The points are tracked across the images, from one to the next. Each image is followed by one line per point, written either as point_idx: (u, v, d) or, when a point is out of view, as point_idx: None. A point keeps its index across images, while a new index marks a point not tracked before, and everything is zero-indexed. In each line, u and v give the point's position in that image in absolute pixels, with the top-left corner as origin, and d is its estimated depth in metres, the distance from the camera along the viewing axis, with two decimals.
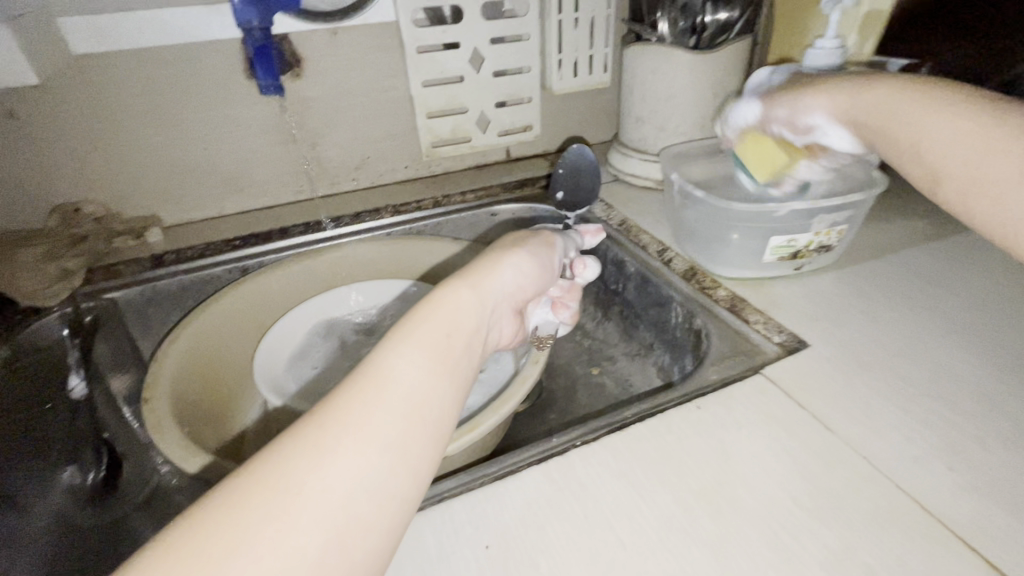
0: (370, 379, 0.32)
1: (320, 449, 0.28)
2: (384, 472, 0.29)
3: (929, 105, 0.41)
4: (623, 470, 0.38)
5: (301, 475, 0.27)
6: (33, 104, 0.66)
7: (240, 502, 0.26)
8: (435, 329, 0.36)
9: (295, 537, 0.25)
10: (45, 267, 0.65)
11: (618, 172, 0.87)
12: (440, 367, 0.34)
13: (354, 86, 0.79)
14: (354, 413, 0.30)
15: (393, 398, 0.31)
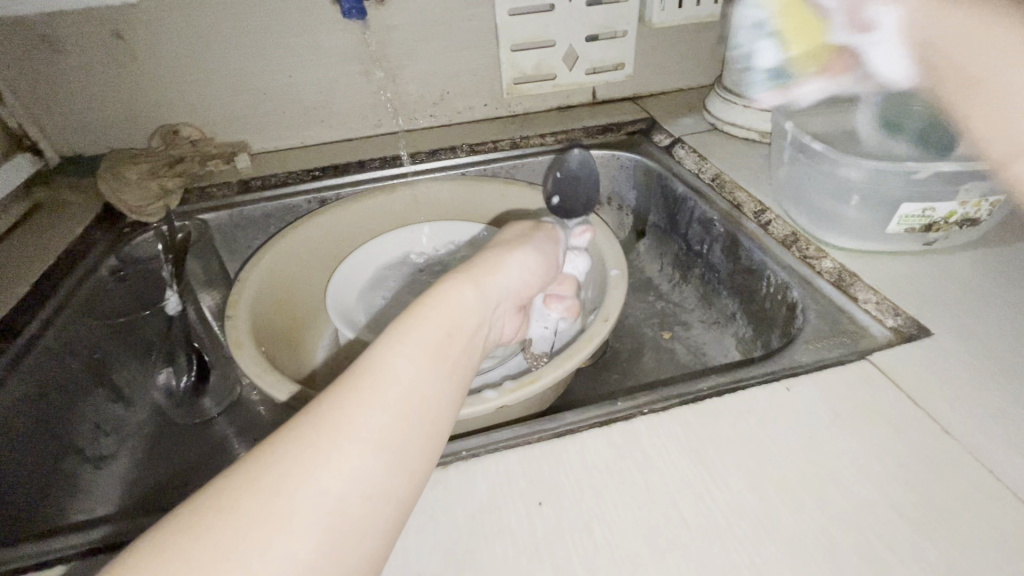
0: (365, 378, 0.31)
1: (312, 452, 0.27)
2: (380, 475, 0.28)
3: (1016, 60, 0.36)
4: (693, 446, 0.35)
5: (295, 478, 0.26)
6: (136, 25, 0.69)
7: (230, 504, 0.25)
8: (435, 325, 0.35)
9: (286, 542, 0.25)
10: (146, 185, 0.70)
11: (717, 121, 0.77)
12: (437, 364, 0.33)
13: (437, 14, 0.75)
14: (350, 413, 0.29)
15: (389, 398, 0.30)
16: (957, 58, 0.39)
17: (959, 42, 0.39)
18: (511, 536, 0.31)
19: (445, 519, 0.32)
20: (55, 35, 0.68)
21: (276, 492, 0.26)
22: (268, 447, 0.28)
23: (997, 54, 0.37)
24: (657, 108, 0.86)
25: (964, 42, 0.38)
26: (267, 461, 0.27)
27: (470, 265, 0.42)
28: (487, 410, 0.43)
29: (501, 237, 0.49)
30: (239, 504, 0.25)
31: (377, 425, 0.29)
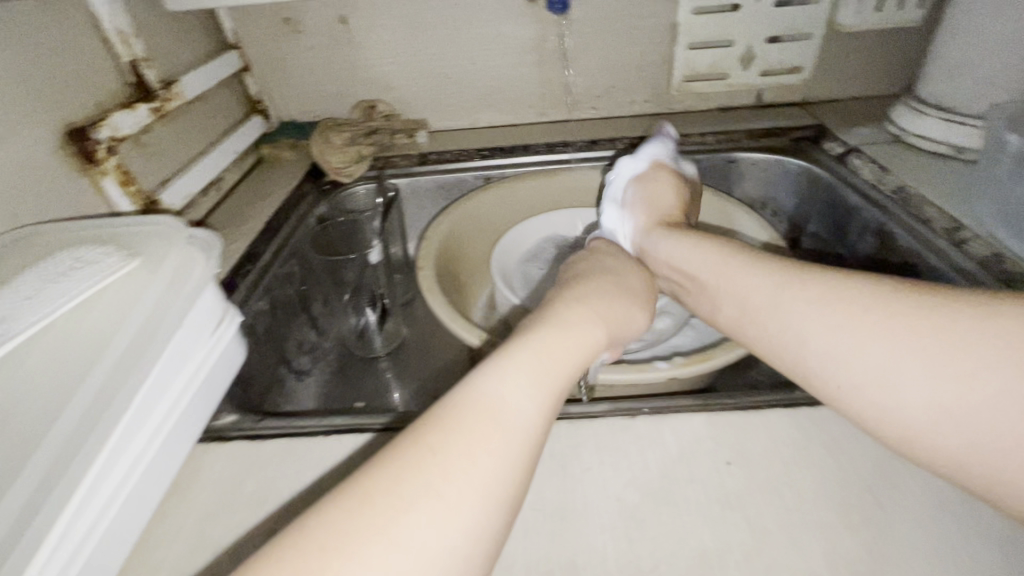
0: (484, 410, 0.31)
1: (430, 497, 0.27)
2: (491, 507, 0.28)
3: (792, 299, 0.38)
4: (884, 441, 0.36)
5: (415, 524, 0.26)
6: (358, 13, 0.79)
7: (357, 532, 0.25)
8: (550, 362, 0.34)
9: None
10: (346, 150, 0.79)
11: (903, 133, 0.73)
12: (546, 410, 0.33)
13: (618, 11, 0.78)
14: (469, 452, 0.29)
15: (502, 427, 0.30)
16: (722, 276, 0.44)
17: (731, 279, 0.42)
18: (702, 484, 0.34)
19: (637, 458, 0.36)
20: (295, 18, 0.80)
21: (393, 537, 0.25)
22: (381, 485, 0.27)
23: (800, 306, 0.38)
24: (829, 115, 0.83)
25: (743, 289, 0.41)
26: (382, 500, 0.27)
27: (583, 302, 0.41)
28: (659, 378, 0.46)
29: (619, 277, 0.48)
30: (360, 545, 0.25)
31: (491, 463, 0.29)
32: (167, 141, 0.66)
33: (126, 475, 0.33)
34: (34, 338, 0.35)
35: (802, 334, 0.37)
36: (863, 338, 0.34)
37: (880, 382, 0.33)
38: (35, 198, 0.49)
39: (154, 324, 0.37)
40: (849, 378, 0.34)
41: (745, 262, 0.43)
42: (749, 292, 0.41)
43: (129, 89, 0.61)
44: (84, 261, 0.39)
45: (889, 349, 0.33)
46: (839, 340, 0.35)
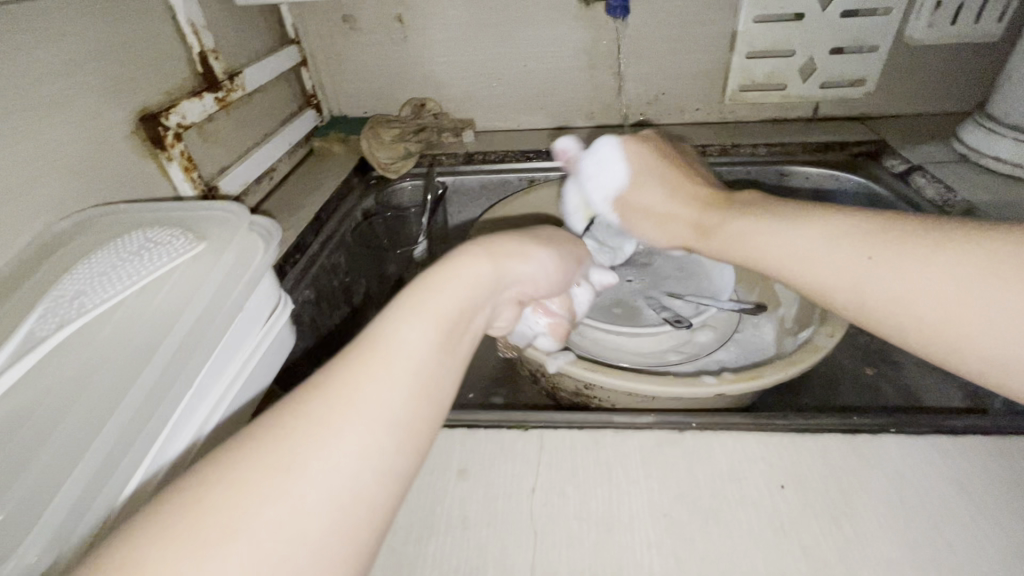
0: (372, 350, 0.26)
1: (299, 463, 0.22)
2: (396, 434, 0.24)
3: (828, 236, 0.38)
4: (951, 477, 0.34)
5: (284, 496, 0.21)
6: (415, 13, 0.81)
7: (234, 489, 0.21)
8: (434, 301, 0.29)
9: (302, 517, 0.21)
10: (397, 146, 0.82)
11: (972, 152, 0.70)
12: (451, 341, 0.28)
13: (675, 17, 0.77)
14: (365, 385, 0.25)
15: (402, 356, 0.26)
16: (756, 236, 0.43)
17: (779, 240, 0.40)
18: (754, 507, 0.33)
19: (687, 474, 0.35)
20: (353, 16, 0.82)
21: (250, 520, 0.20)
22: (233, 459, 0.22)
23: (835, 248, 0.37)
24: (889, 131, 0.80)
25: (797, 248, 0.39)
26: (236, 479, 0.21)
27: (477, 239, 0.35)
28: (707, 393, 0.45)
29: (527, 228, 0.41)
30: (204, 536, 0.20)
31: (373, 412, 0.24)
32: (228, 131, 0.68)
33: (187, 447, 0.34)
34: (108, 312, 0.36)
35: (869, 285, 0.35)
36: (934, 270, 0.32)
37: (966, 312, 0.31)
38: (107, 180, 0.51)
39: (218, 303, 0.38)
40: (931, 314, 0.32)
41: (790, 220, 0.41)
42: (806, 253, 0.38)
43: (196, 78, 0.64)
44: (155, 242, 0.41)
45: (964, 275, 0.31)
46: (907, 279, 0.33)
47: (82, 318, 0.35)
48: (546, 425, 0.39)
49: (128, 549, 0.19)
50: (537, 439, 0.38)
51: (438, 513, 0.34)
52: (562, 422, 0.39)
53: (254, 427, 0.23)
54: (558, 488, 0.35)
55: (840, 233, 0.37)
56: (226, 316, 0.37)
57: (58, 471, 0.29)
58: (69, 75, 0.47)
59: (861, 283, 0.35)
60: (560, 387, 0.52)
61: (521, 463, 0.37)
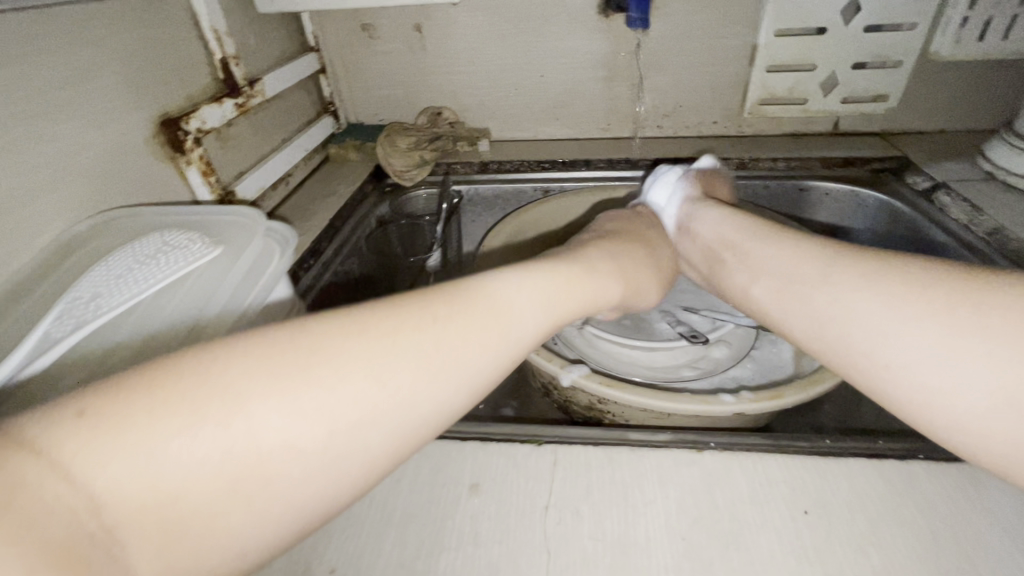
0: (485, 306, 0.30)
1: (385, 367, 0.25)
2: (467, 384, 0.28)
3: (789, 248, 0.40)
4: (986, 508, 0.33)
5: (371, 388, 0.25)
6: (434, 22, 0.81)
7: (327, 363, 0.24)
8: (558, 288, 0.35)
9: (369, 413, 0.25)
10: (412, 154, 0.82)
11: (999, 171, 0.68)
12: (541, 325, 0.33)
13: (694, 30, 0.76)
14: (467, 334, 0.28)
15: (502, 321, 0.30)
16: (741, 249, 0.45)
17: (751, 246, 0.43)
18: (775, 533, 0.32)
19: (705, 496, 0.34)
20: (373, 25, 0.82)
21: (329, 395, 0.24)
22: (338, 339, 0.25)
23: (798, 259, 0.38)
24: (912, 147, 0.79)
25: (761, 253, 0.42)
26: (334, 356, 0.25)
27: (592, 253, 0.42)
28: (724, 412, 0.44)
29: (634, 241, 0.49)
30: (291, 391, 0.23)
31: (463, 355, 0.28)
32: (247, 136, 0.69)
33: None
34: (124, 314, 0.36)
35: (806, 284, 0.36)
36: (862, 286, 0.33)
37: (896, 327, 0.31)
38: (126, 183, 0.52)
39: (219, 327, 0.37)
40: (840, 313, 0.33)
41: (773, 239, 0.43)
42: (768, 257, 0.41)
43: (217, 84, 0.64)
44: (173, 245, 0.40)
45: (882, 293, 0.32)
46: (830, 287, 0.35)
47: (99, 320, 0.34)
48: (561, 441, 0.38)
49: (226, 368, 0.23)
50: (551, 455, 0.37)
51: (449, 529, 0.33)
52: (577, 438, 0.38)
53: (362, 314, 0.27)
54: (572, 506, 0.34)
55: (803, 247, 0.39)
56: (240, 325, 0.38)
57: None
58: (93, 79, 0.48)
59: (801, 280, 0.37)
60: (573, 401, 0.51)
61: (535, 479, 0.36)
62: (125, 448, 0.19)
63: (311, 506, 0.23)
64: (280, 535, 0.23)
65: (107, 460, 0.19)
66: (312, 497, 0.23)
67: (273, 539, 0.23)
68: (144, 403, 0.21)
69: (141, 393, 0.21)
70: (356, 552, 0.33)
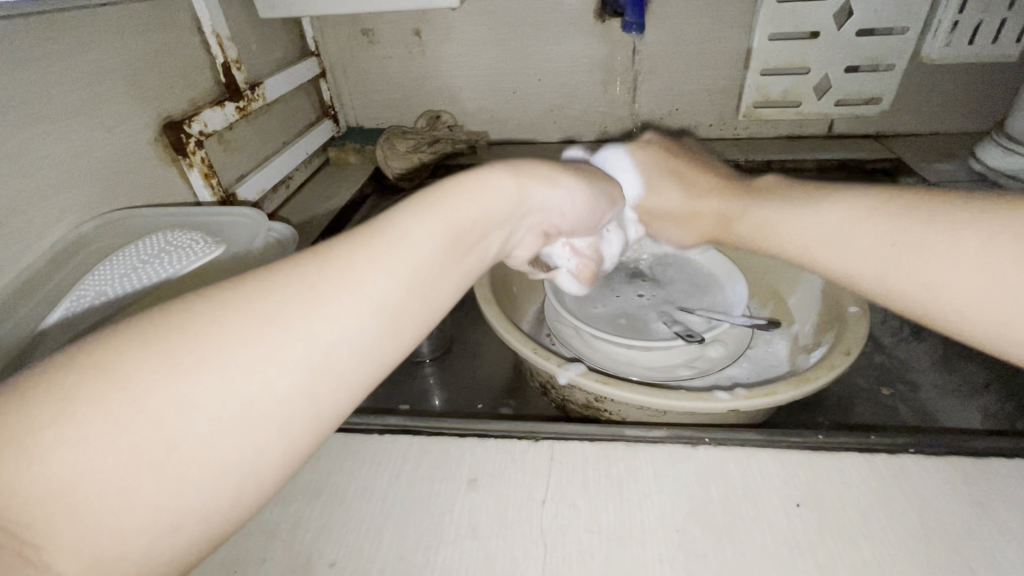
0: (380, 235, 0.24)
1: (286, 318, 0.21)
2: (380, 321, 0.23)
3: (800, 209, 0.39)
4: (976, 500, 0.34)
5: (252, 344, 0.20)
6: (433, 27, 0.82)
7: (188, 326, 0.20)
8: (452, 205, 0.27)
9: (262, 369, 0.20)
10: (411, 157, 0.82)
11: (990, 172, 0.69)
12: (459, 245, 0.26)
13: (689, 35, 0.78)
14: (360, 264, 0.23)
15: (404, 247, 0.24)
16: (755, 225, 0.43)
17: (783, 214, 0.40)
18: (769, 526, 0.33)
19: (700, 490, 0.35)
20: (373, 29, 0.83)
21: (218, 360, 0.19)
22: (199, 304, 0.21)
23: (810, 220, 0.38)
24: (906, 150, 0.80)
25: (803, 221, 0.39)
26: (217, 317, 0.20)
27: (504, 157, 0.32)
28: (719, 409, 0.44)
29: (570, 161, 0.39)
30: (170, 362, 0.19)
31: (365, 289, 0.23)
32: (248, 139, 0.70)
33: None
34: (130, 311, 0.37)
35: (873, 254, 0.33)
36: (935, 241, 0.30)
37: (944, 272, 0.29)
38: (130, 185, 0.52)
39: None
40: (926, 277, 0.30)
41: (810, 200, 0.39)
42: (812, 226, 0.38)
43: (218, 88, 0.65)
44: (176, 243, 0.41)
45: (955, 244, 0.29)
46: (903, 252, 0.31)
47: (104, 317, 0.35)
48: (559, 437, 0.39)
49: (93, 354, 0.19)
50: (548, 450, 0.38)
51: (448, 523, 0.34)
52: (574, 434, 0.39)
53: (246, 275, 0.22)
54: (569, 500, 0.35)
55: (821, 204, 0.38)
56: None
57: None
58: (98, 82, 0.48)
59: (825, 251, 0.36)
60: (571, 399, 0.51)
61: (533, 474, 0.36)
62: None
63: (251, 476, 0.20)
64: (224, 510, 0.20)
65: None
66: (223, 480, 0.19)
67: (195, 525, 0.19)
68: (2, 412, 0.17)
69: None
70: (356, 546, 0.33)
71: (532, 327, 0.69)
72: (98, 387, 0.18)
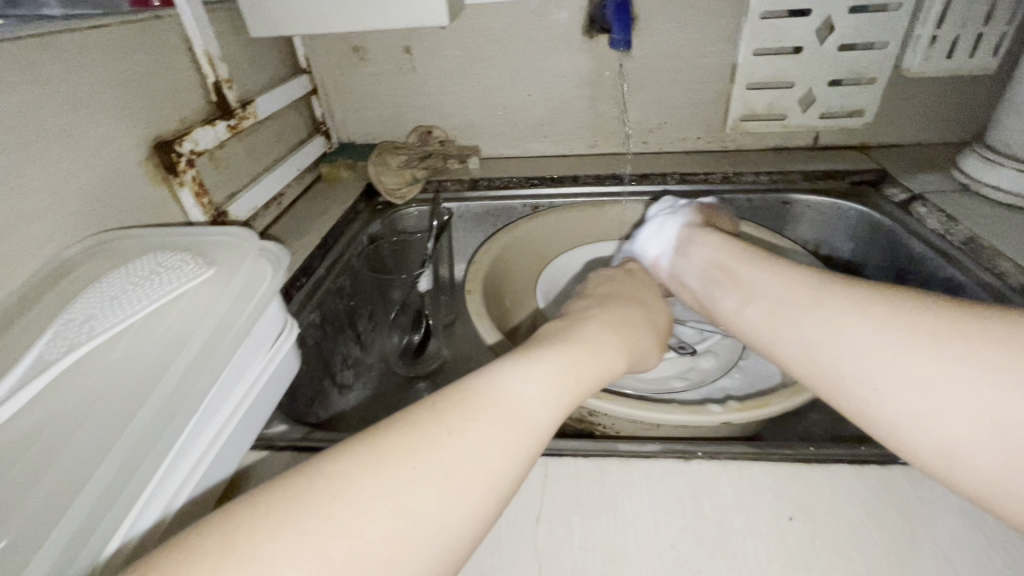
0: (487, 403, 0.31)
1: (414, 478, 0.26)
2: (486, 482, 0.28)
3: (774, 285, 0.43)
4: (965, 511, 0.34)
5: (388, 504, 0.25)
6: (423, 44, 0.83)
7: (337, 490, 0.25)
8: (544, 369, 0.35)
9: (395, 528, 0.24)
10: (402, 173, 0.82)
11: (970, 181, 0.70)
12: (552, 407, 0.33)
13: (676, 51, 0.79)
14: (474, 429, 0.29)
15: (507, 415, 0.31)
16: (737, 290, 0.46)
17: (749, 282, 0.45)
18: (762, 539, 0.33)
19: (693, 506, 0.35)
20: (363, 47, 0.84)
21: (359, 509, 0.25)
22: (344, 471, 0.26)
23: (783, 293, 0.41)
24: (890, 160, 0.81)
25: (759, 290, 0.44)
26: (358, 477, 0.26)
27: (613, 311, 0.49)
28: (712, 422, 0.44)
29: (628, 294, 0.53)
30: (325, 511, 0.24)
31: (476, 452, 0.28)
32: (239, 157, 0.70)
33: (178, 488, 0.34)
34: (119, 334, 0.37)
35: (815, 320, 0.38)
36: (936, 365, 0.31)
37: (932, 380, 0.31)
38: (120, 206, 0.52)
39: (210, 349, 0.37)
40: (852, 349, 0.35)
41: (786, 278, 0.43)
42: (762, 296, 0.43)
43: (209, 107, 0.65)
44: (167, 265, 0.41)
45: (874, 330, 0.34)
46: (833, 320, 0.37)
47: (93, 340, 0.35)
48: (553, 454, 0.39)
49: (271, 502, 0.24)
50: (542, 467, 0.38)
51: None
52: (568, 450, 0.39)
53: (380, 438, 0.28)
54: (563, 518, 0.35)
55: (801, 284, 0.41)
56: (234, 340, 0.39)
57: (63, 492, 0.29)
58: (87, 104, 0.49)
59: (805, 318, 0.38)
60: (565, 414, 0.51)
61: (527, 492, 0.36)
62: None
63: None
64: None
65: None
66: None
67: None
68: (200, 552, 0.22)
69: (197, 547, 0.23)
70: None
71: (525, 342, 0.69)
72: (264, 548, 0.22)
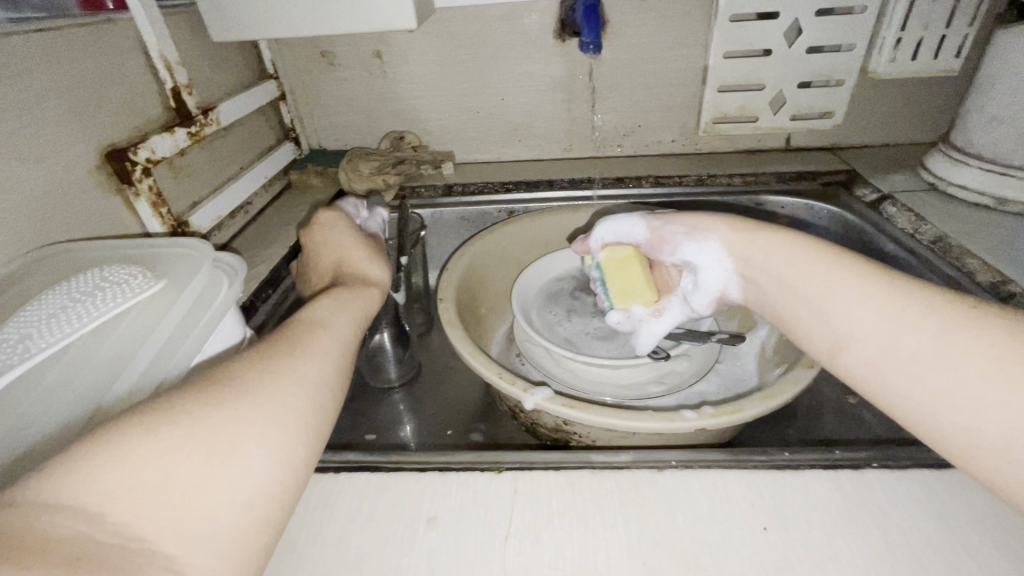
0: (311, 327, 0.38)
1: (276, 367, 0.32)
2: (336, 365, 0.35)
3: (831, 274, 0.39)
4: (939, 514, 0.33)
5: (269, 382, 0.31)
6: (393, 48, 0.81)
7: (216, 380, 0.29)
8: (346, 301, 0.43)
9: (281, 394, 0.30)
10: (374, 179, 0.81)
11: (938, 181, 0.71)
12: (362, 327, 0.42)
13: (647, 53, 0.79)
14: (310, 339, 0.36)
15: (329, 332, 0.38)
16: (803, 287, 0.40)
17: (839, 294, 0.37)
18: (736, 551, 0.32)
19: (664, 515, 0.34)
20: (332, 51, 0.82)
21: (238, 408, 0.28)
22: (215, 375, 0.30)
23: (830, 283, 0.38)
24: (859, 161, 0.82)
25: (844, 307, 0.37)
26: (230, 375, 0.30)
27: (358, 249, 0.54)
28: (687, 429, 0.43)
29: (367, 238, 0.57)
30: (210, 410, 0.27)
31: (321, 349, 0.35)
32: (201, 165, 0.67)
33: None
34: (59, 352, 0.34)
35: (926, 357, 0.33)
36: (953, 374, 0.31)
37: (950, 376, 0.31)
38: (68, 214, 0.50)
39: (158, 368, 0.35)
40: (946, 411, 0.31)
41: (841, 268, 0.39)
42: (853, 313, 0.36)
43: (169, 113, 0.63)
44: (113, 280, 0.39)
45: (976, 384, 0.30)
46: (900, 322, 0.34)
47: (30, 361, 0.33)
48: (522, 467, 0.37)
49: (132, 435, 0.24)
50: (511, 482, 0.37)
51: (406, 566, 0.32)
52: (539, 462, 0.38)
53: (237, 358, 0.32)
54: (532, 534, 0.33)
55: (849, 271, 0.38)
56: None
57: None
58: (29, 110, 0.46)
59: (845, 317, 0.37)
60: (539, 423, 0.50)
61: (497, 509, 0.35)
62: (110, 475, 0.23)
63: (282, 476, 0.28)
64: (264, 507, 0.27)
65: (90, 491, 0.22)
66: (279, 462, 0.28)
67: (258, 501, 0.26)
68: (82, 501, 0.22)
69: (75, 502, 0.21)
70: None
71: (501, 350, 0.70)
72: (175, 418, 0.26)
